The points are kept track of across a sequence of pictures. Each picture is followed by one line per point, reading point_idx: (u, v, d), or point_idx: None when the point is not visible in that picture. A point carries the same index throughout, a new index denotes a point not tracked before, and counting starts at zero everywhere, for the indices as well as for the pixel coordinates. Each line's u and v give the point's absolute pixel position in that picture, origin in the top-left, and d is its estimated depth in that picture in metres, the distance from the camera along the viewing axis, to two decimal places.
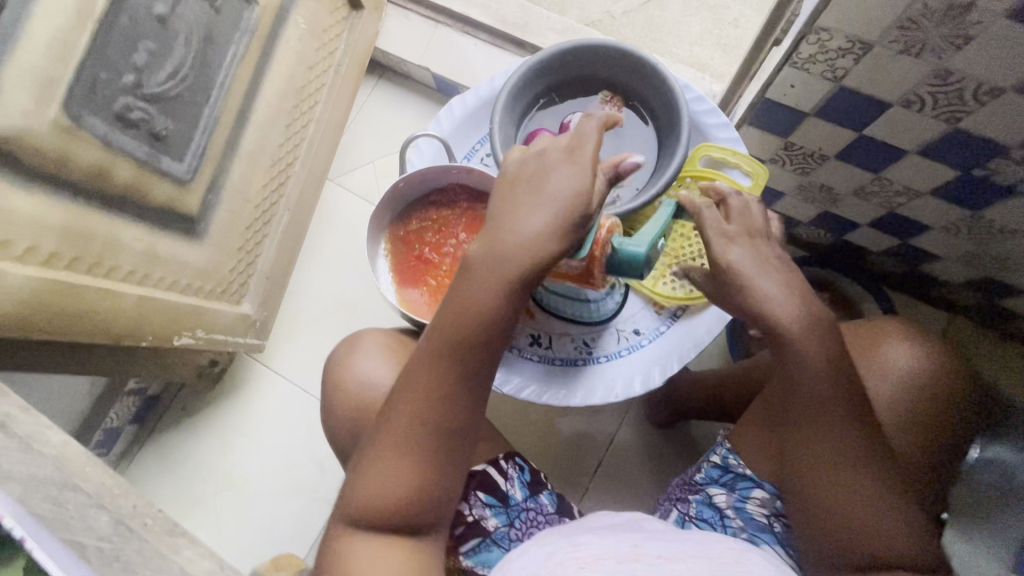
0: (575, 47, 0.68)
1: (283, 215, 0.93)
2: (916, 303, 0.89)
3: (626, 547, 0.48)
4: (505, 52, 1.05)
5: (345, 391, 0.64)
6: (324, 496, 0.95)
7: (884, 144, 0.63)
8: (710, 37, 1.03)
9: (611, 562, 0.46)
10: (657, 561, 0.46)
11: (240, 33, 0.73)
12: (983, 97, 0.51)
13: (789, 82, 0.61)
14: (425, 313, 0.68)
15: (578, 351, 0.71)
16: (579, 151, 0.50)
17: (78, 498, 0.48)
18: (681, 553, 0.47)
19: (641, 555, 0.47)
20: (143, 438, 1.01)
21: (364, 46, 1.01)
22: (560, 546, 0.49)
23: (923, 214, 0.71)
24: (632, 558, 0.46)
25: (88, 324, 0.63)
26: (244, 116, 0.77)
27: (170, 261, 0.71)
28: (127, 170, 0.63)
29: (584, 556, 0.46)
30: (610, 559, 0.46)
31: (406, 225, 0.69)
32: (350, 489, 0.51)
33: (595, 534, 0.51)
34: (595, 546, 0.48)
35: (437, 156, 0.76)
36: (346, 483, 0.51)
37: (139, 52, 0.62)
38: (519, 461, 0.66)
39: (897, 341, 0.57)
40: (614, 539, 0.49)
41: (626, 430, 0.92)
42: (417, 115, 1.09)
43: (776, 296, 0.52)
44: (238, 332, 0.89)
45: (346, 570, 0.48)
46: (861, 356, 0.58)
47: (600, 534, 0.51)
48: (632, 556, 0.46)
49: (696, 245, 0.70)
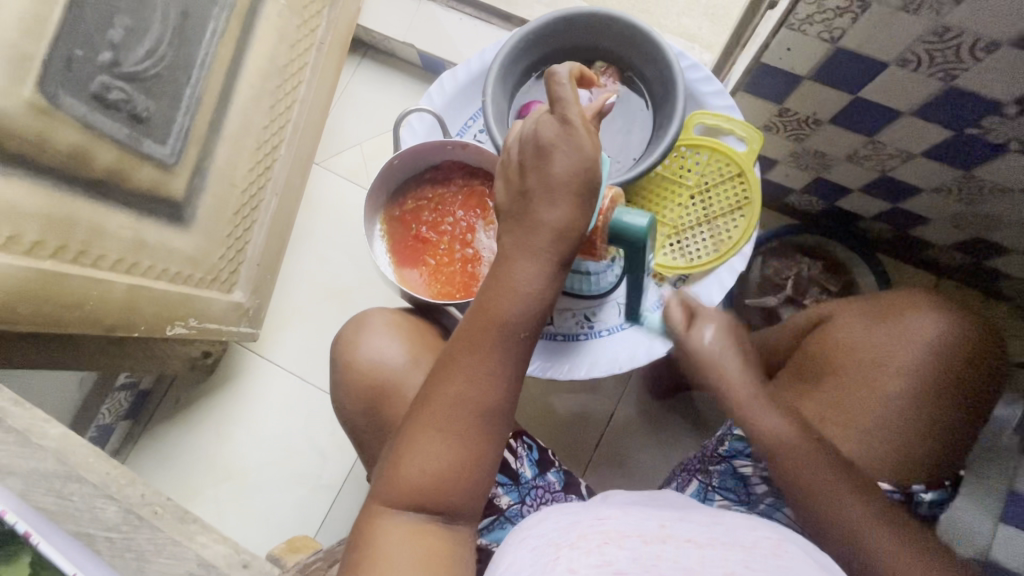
0: (568, 17, 0.67)
1: (270, 201, 0.91)
2: (905, 267, 0.90)
3: (653, 527, 0.48)
4: (491, 27, 1.03)
5: (355, 373, 0.63)
6: (328, 482, 0.95)
7: (880, 105, 0.63)
8: (697, 6, 1.01)
9: (637, 539, 0.47)
10: (687, 545, 0.47)
11: (218, 9, 0.70)
12: (979, 52, 0.51)
13: (785, 45, 0.61)
14: (425, 293, 0.67)
15: (579, 326, 0.71)
16: (568, 118, 0.48)
17: (84, 489, 0.47)
18: (710, 537, 0.48)
19: (669, 536, 0.48)
20: (137, 433, 0.99)
21: (346, 22, 0.98)
22: (585, 517, 0.50)
23: (915, 177, 0.72)
24: (659, 539, 0.47)
25: (76, 315, 0.61)
26: (227, 96, 0.75)
27: (159, 248, 0.69)
28: (109, 154, 0.61)
29: (609, 531, 0.47)
30: (637, 538, 0.47)
31: (402, 204, 0.68)
32: (388, 471, 0.49)
33: (620, 509, 0.51)
34: (620, 522, 0.49)
35: (430, 132, 0.74)
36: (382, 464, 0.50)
37: (115, 28, 0.59)
38: (528, 440, 0.66)
39: (917, 314, 0.59)
40: (641, 517, 0.50)
41: (627, 403, 0.93)
42: (403, 94, 1.07)
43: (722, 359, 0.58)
44: (230, 321, 0.87)
45: (378, 554, 0.47)
46: (882, 326, 0.60)
47: (626, 510, 0.51)
48: (659, 537, 0.47)
49: (693, 213, 0.70)
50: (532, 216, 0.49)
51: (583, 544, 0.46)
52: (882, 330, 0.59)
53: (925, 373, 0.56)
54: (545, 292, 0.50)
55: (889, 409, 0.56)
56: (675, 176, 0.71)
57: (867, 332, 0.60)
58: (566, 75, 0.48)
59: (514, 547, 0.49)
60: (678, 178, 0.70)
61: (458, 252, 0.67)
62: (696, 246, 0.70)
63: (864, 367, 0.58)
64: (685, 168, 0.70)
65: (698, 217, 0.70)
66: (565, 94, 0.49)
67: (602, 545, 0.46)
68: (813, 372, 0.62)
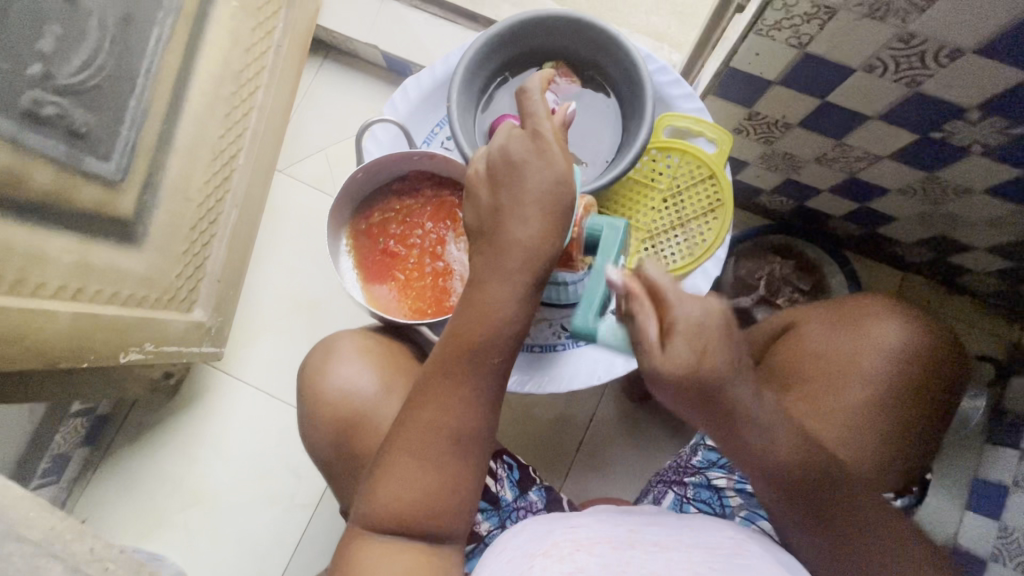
0: (533, 19, 0.64)
1: (230, 213, 0.86)
2: (874, 265, 0.92)
3: (623, 532, 0.50)
4: (458, 27, 1.00)
5: (326, 403, 0.61)
6: (303, 502, 0.92)
7: (848, 110, 0.63)
8: (665, 4, 1.00)
9: (607, 546, 0.48)
10: (655, 549, 0.48)
11: (162, 13, 0.66)
12: (944, 59, 0.51)
13: (754, 50, 0.60)
14: (394, 309, 0.64)
15: (556, 336, 0.69)
16: (539, 131, 0.48)
17: (25, 549, 0.43)
18: (677, 540, 0.50)
19: (637, 541, 0.49)
20: (97, 460, 0.94)
21: (304, 23, 0.94)
22: (557, 527, 0.51)
23: (882, 178, 0.72)
24: (627, 544, 0.49)
25: (17, 349, 0.56)
26: (177, 106, 0.70)
27: (107, 271, 0.65)
28: (46, 175, 0.56)
29: (579, 539, 0.48)
30: (606, 544, 0.48)
31: (368, 217, 0.66)
32: (366, 497, 0.48)
33: (591, 517, 0.53)
34: (590, 530, 0.50)
35: (395, 143, 0.72)
36: (361, 492, 0.49)
37: (45, 38, 0.55)
38: (508, 459, 0.65)
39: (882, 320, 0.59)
40: (611, 523, 0.52)
41: (606, 407, 0.92)
42: (368, 96, 1.03)
43: (673, 336, 0.42)
44: (191, 342, 0.82)
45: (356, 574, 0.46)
46: (849, 333, 0.60)
47: (598, 518, 0.53)
48: (628, 541, 0.49)
49: (667, 216, 0.69)
50: (500, 240, 0.48)
51: (555, 552, 0.47)
52: (849, 338, 0.59)
53: (896, 381, 0.57)
54: (522, 315, 0.48)
55: (860, 415, 0.57)
56: (647, 179, 0.69)
57: (833, 333, 0.60)
58: (537, 91, 0.49)
59: (492, 558, 0.50)
60: (651, 181, 0.69)
61: (428, 266, 0.65)
62: (670, 249, 0.68)
63: (834, 374, 0.59)
64: (656, 171, 0.69)
65: (672, 220, 0.68)
66: (537, 108, 0.49)
67: (573, 553, 0.47)
68: (787, 382, 0.60)
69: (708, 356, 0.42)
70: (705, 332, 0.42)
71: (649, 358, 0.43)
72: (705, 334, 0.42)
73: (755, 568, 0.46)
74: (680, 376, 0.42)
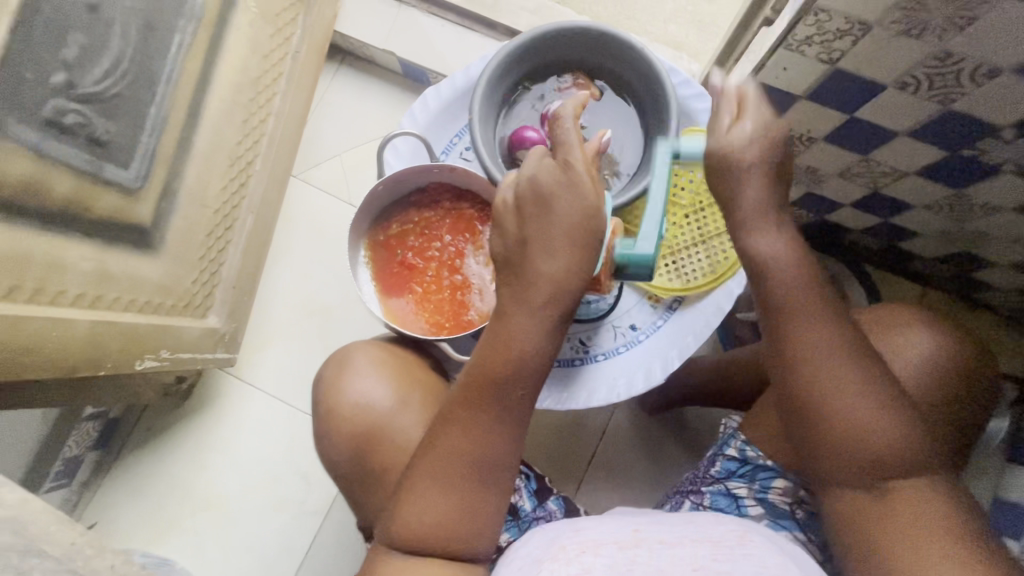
0: (556, 31, 0.64)
1: (245, 218, 0.86)
2: (893, 279, 0.90)
3: (627, 533, 0.49)
4: (475, 34, 0.99)
5: (342, 419, 0.60)
6: (313, 508, 0.91)
7: (876, 126, 0.62)
8: (684, 13, 0.99)
9: (612, 547, 0.47)
10: (659, 546, 0.48)
11: (184, 21, 0.66)
12: (980, 78, 0.50)
13: (782, 65, 0.61)
14: (412, 323, 0.64)
15: (574, 351, 0.69)
16: (570, 162, 0.47)
17: (44, 564, 0.42)
18: (681, 536, 0.48)
19: (641, 540, 0.48)
20: (108, 464, 0.94)
21: (322, 28, 0.94)
22: (563, 531, 0.50)
23: (907, 194, 0.71)
24: (633, 543, 0.48)
25: (35, 358, 0.56)
26: (196, 113, 0.70)
27: (124, 277, 0.65)
28: (67, 183, 0.56)
29: (585, 540, 0.48)
30: (613, 544, 0.47)
31: (386, 229, 0.65)
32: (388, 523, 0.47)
33: (594, 519, 0.52)
34: (596, 532, 0.49)
35: (414, 154, 0.71)
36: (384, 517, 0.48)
37: (69, 47, 0.55)
38: (525, 470, 0.64)
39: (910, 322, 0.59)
40: (616, 523, 0.50)
41: (619, 418, 0.91)
42: (384, 103, 1.03)
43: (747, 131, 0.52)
44: (205, 347, 0.82)
45: None
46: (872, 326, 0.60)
47: (602, 520, 0.52)
48: (632, 541, 0.48)
49: (688, 232, 0.68)
50: (527, 261, 0.47)
51: (563, 556, 0.46)
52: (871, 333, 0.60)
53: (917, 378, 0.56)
54: (545, 345, 0.48)
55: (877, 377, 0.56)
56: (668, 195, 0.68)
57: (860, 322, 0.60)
58: (570, 118, 0.48)
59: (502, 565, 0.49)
60: (672, 197, 0.68)
61: (446, 279, 0.64)
62: (691, 267, 0.67)
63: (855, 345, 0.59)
64: (677, 187, 0.68)
65: (693, 237, 0.68)
66: (569, 138, 0.48)
67: (579, 555, 0.46)
68: None
69: (762, 148, 0.53)
70: (768, 128, 0.53)
71: (715, 134, 0.53)
72: (770, 134, 0.53)
73: (757, 557, 0.46)
74: (738, 151, 0.52)
